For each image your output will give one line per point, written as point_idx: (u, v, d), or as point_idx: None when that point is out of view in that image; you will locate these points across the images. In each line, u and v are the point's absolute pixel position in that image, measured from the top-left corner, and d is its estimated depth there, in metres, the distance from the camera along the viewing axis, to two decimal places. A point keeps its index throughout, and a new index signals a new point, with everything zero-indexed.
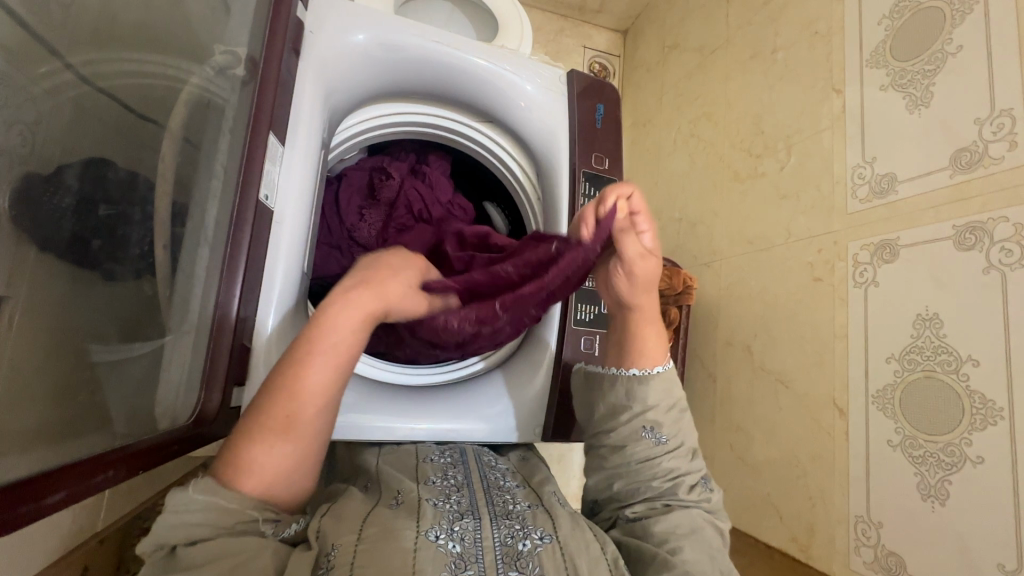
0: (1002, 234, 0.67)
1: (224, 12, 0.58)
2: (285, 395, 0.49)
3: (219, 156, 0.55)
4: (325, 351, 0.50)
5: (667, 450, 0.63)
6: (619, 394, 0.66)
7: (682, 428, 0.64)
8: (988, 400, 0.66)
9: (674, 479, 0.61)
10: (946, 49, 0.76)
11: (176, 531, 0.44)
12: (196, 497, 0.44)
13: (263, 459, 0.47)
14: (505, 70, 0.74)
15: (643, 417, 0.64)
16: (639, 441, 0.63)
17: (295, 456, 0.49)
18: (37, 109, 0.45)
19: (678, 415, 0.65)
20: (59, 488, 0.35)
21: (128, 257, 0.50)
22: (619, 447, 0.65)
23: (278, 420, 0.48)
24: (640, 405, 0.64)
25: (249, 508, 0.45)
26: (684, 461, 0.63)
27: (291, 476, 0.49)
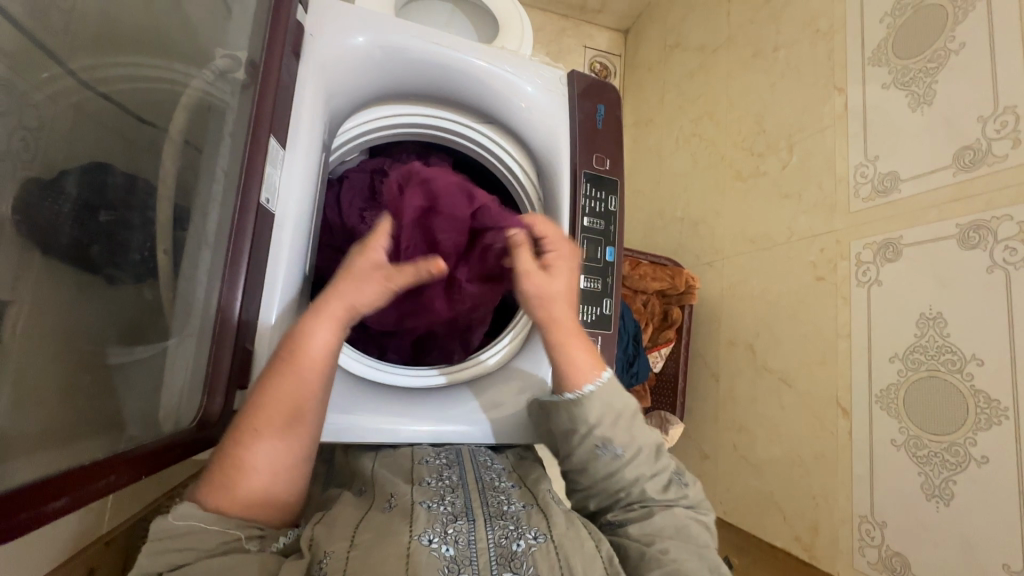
0: (1006, 233, 0.67)
1: (222, 17, 0.58)
2: (276, 393, 0.52)
3: (220, 159, 0.56)
4: (306, 355, 0.54)
5: (631, 458, 0.60)
6: (565, 422, 0.61)
7: (636, 434, 0.60)
8: (993, 400, 0.66)
9: (643, 485, 0.59)
10: (949, 47, 0.76)
11: (159, 557, 0.47)
12: (178, 524, 0.47)
13: (249, 476, 0.50)
14: (505, 71, 0.74)
15: (594, 437, 0.59)
16: (598, 460, 0.60)
17: (281, 471, 0.52)
18: (37, 115, 0.44)
19: (630, 421, 0.61)
20: (59, 496, 0.35)
21: (128, 262, 0.50)
22: (581, 468, 0.61)
23: (270, 419, 0.51)
24: (585, 426, 0.60)
25: (230, 528, 0.48)
26: (648, 465, 0.60)
27: (277, 489, 0.51)
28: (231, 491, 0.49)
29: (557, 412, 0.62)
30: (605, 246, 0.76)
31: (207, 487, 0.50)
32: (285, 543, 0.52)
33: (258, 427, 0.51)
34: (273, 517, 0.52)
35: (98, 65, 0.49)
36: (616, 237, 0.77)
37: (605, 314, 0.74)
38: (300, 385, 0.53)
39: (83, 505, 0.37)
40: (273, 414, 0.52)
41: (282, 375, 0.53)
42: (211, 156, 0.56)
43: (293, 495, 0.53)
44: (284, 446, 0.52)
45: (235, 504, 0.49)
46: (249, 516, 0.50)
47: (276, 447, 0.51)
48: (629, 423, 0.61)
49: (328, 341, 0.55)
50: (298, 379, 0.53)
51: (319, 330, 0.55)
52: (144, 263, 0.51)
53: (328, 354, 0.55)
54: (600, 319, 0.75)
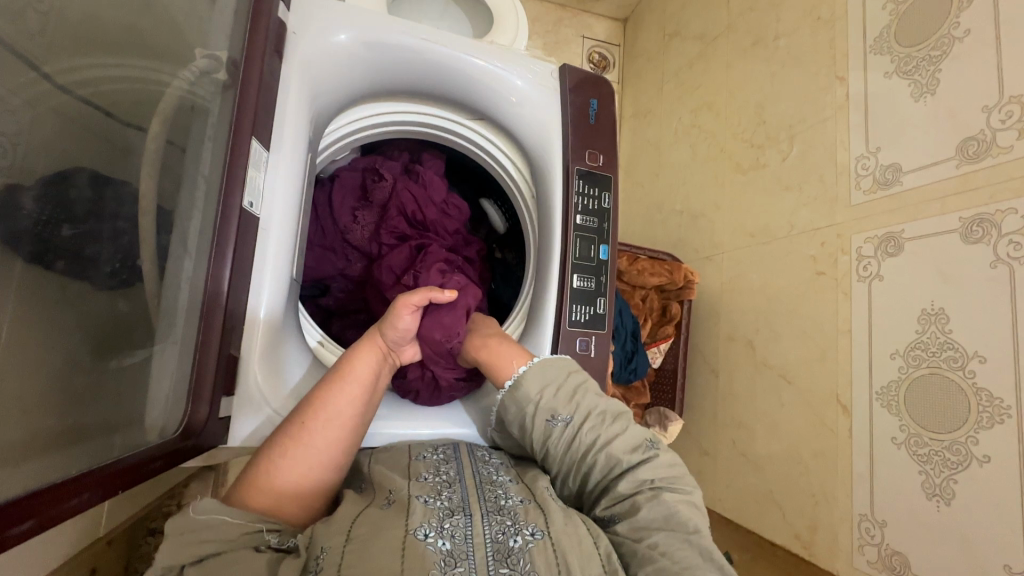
0: (1010, 227, 0.65)
1: (206, 17, 0.57)
2: (320, 407, 0.55)
3: (202, 163, 0.55)
4: (351, 381, 0.58)
5: (581, 422, 0.60)
6: (513, 408, 0.62)
7: (580, 400, 0.61)
8: (996, 397, 0.65)
9: (609, 451, 0.57)
10: (953, 34, 0.73)
11: (178, 551, 0.45)
12: (202, 516, 0.47)
13: (288, 468, 0.52)
14: (495, 66, 0.72)
15: (541, 411, 0.61)
16: (553, 435, 0.60)
17: (321, 474, 0.54)
18: (16, 121, 0.43)
19: (573, 392, 0.61)
20: (27, 517, 0.34)
21: (99, 275, 0.49)
22: (546, 452, 0.61)
23: (310, 423, 0.54)
24: (529, 404, 0.61)
25: (255, 521, 0.49)
26: (604, 427, 0.59)
27: (310, 488, 0.53)
28: (269, 479, 0.52)
29: (507, 405, 0.63)
30: (598, 244, 0.74)
31: (248, 479, 0.52)
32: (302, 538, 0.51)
33: (305, 423, 0.54)
34: (295, 515, 0.53)
35: (73, 64, 0.47)
36: (610, 235, 0.75)
37: (599, 314, 0.73)
38: (346, 394, 0.57)
39: (53, 526, 0.36)
40: (323, 417, 0.55)
41: (329, 391, 0.56)
42: (195, 158, 0.55)
43: (319, 498, 0.55)
44: (328, 448, 0.54)
45: (270, 495, 0.51)
46: (275, 507, 0.52)
47: (316, 446, 0.54)
48: (571, 391, 0.62)
49: (374, 362, 0.60)
50: (344, 401, 0.56)
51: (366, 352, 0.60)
52: (118, 275, 0.50)
53: (371, 379, 0.59)
54: (593, 319, 0.74)
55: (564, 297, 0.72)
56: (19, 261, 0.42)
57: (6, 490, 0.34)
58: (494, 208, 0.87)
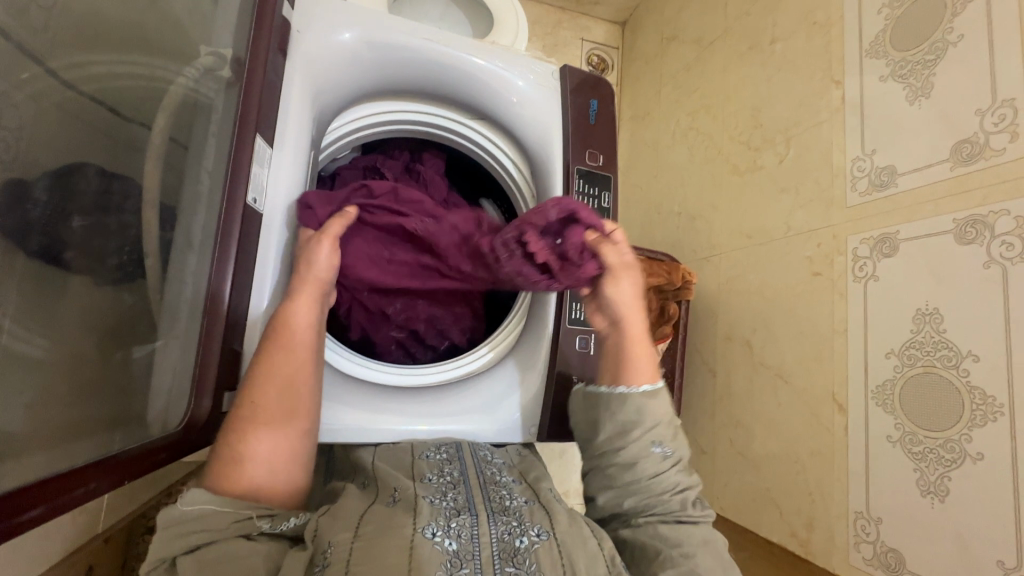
0: (1003, 228, 0.66)
1: (210, 13, 0.57)
2: (271, 380, 0.54)
3: (206, 159, 0.55)
4: (295, 347, 0.56)
5: (675, 465, 0.59)
6: (629, 414, 0.60)
7: (682, 443, 0.61)
8: (989, 396, 0.66)
9: (681, 497, 0.58)
10: (947, 38, 0.75)
11: (171, 544, 0.46)
12: (190, 508, 0.47)
13: (254, 454, 0.51)
14: (496, 66, 0.73)
15: (653, 434, 0.59)
16: (649, 458, 0.59)
17: (290, 446, 0.53)
18: (20, 115, 0.43)
19: (680, 430, 0.61)
20: (36, 504, 0.34)
21: (105, 268, 0.50)
22: (626, 465, 0.59)
23: (267, 398, 0.53)
24: (648, 421, 0.60)
25: (241, 509, 0.48)
26: (686, 475, 0.60)
27: (284, 467, 0.52)
28: (241, 469, 0.50)
29: (617, 410, 0.61)
30: None
31: (217, 473, 0.50)
32: (294, 524, 0.50)
33: (262, 401, 0.53)
34: (280, 499, 0.51)
35: (75, 60, 0.48)
36: None
37: None
38: (289, 361, 0.55)
39: (61, 512, 0.37)
40: (278, 388, 0.54)
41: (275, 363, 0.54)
42: (198, 155, 0.56)
43: (298, 478, 0.53)
44: (288, 418, 0.53)
45: (244, 482, 0.50)
46: (254, 493, 0.50)
47: (275, 424, 0.52)
48: (676, 429, 0.61)
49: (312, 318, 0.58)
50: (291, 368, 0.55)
51: (298, 311, 0.57)
52: (123, 267, 0.51)
53: (309, 337, 0.57)
54: None
55: (564, 295, 0.72)
56: (22, 254, 0.42)
57: (9, 479, 0.34)
58: (492, 206, 0.86)
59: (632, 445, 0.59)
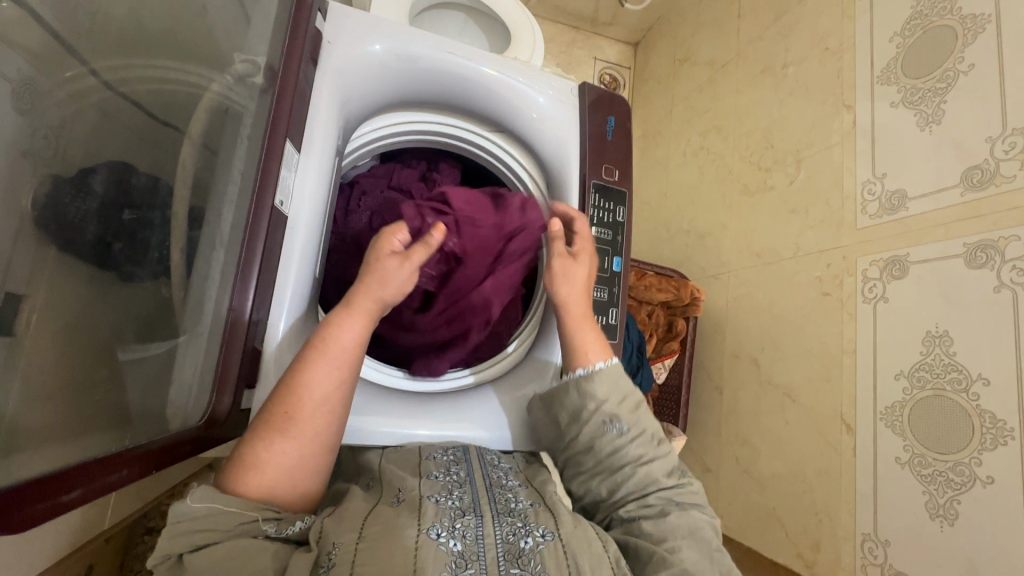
0: (1013, 253, 0.67)
1: (245, 23, 0.59)
2: (298, 392, 0.53)
3: (236, 163, 0.56)
4: (333, 360, 0.55)
5: (635, 437, 0.62)
6: (574, 399, 0.64)
7: (641, 417, 0.64)
8: (999, 420, 0.66)
9: (648, 467, 0.61)
10: (958, 67, 0.77)
11: (178, 540, 0.46)
12: (193, 507, 0.46)
13: (283, 455, 0.51)
14: (518, 81, 0.75)
15: (602, 413, 0.62)
16: (603, 437, 0.62)
17: (310, 460, 0.53)
18: (62, 114, 0.44)
19: (635, 405, 0.64)
20: (72, 487, 0.36)
21: (147, 260, 0.51)
22: (587, 450, 0.63)
23: (296, 413, 0.52)
24: (593, 402, 0.63)
25: (250, 509, 0.48)
26: (651, 447, 0.62)
27: (302, 481, 0.52)
28: (257, 473, 0.50)
29: (567, 392, 0.64)
30: (611, 256, 0.76)
31: (235, 472, 0.50)
32: (301, 527, 0.50)
33: (289, 414, 0.52)
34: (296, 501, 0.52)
35: (122, 64, 0.50)
36: (623, 247, 0.77)
37: (611, 324, 0.74)
38: (336, 372, 0.55)
39: (97, 497, 0.39)
40: (307, 405, 0.53)
41: (307, 376, 0.53)
42: (228, 158, 0.56)
43: (312, 491, 0.53)
44: (316, 434, 0.53)
45: (261, 488, 0.50)
46: (268, 498, 0.50)
47: (300, 442, 0.52)
48: (631, 404, 0.64)
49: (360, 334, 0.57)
50: (324, 385, 0.54)
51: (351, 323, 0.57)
52: (163, 262, 0.51)
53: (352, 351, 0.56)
54: (606, 329, 0.75)
55: None
56: (53, 251, 0.43)
57: (33, 467, 0.35)
58: None
59: (586, 428, 0.63)
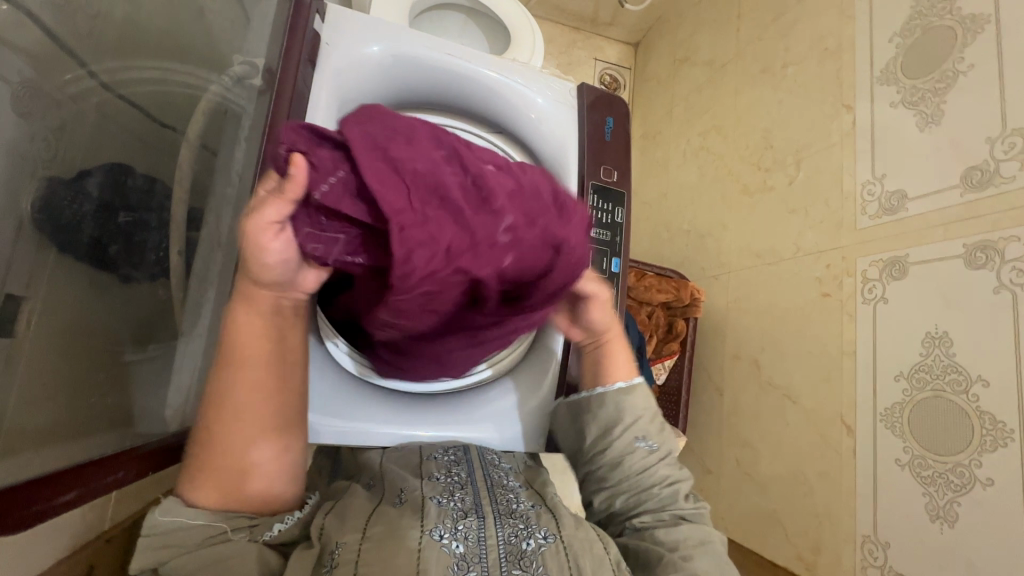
0: (1013, 254, 0.67)
1: (241, 27, 0.62)
2: (226, 401, 0.48)
3: (235, 164, 0.59)
4: (253, 356, 0.48)
5: (663, 458, 0.62)
6: (609, 414, 0.63)
7: (667, 438, 0.64)
8: (999, 421, 0.66)
9: (672, 485, 0.60)
10: (957, 68, 0.76)
11: (151, 555, 0.45)
12: (162, 520, 0.45)
13: (229, 467, 0.47)
14: (516, 82, 0.75)
15: (634, 429, 0.62)
16: (632, 454, 0.61)
17: (261, 461, 0.49)
18: (61, 114, 0.44)
19: (662, 426, 0.64)
20: (66, 489, 0.36)
21: (144, 262, 0.52)
22: (614, 464, 0.62)
23: (225, 422, 0.47)
24: (629, 418, 0.62)
25: (215, 520, 0.46)
26: (675, 469, 0.62)
27: (255, 481, 0.49)
28: (210, 490, 0.47)
29: (595, 412, 0.63)
30: (610, 257, 0.76)
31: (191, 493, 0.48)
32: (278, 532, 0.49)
33: (220, 425, 0.47)
34: (267, 506, 0.50)
35: (122, 67, 0.50)
36: (622, 248, 0.77)
37: None
38: (257, 368, 0.48)
39: (88, 501, 0.39)
40: (233, 413, 0.48)
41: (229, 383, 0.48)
42: (227, 159, 0.59)
43: (279, 482, 0.50)
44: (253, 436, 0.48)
45: (225, 502, 0.48)
46: (235, 506, 0.48)
47: (237, 443, 0.47)
48: (660, 424, 0.64)
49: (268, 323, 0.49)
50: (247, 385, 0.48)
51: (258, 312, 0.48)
52: (160, 263, 0.53)
53: (258, 336, 0.48)
54: None
55: None
56: (53, 253, 0.43)
57: (30, 469, 0.35)
58: None
59: (615, 443, 0.62)
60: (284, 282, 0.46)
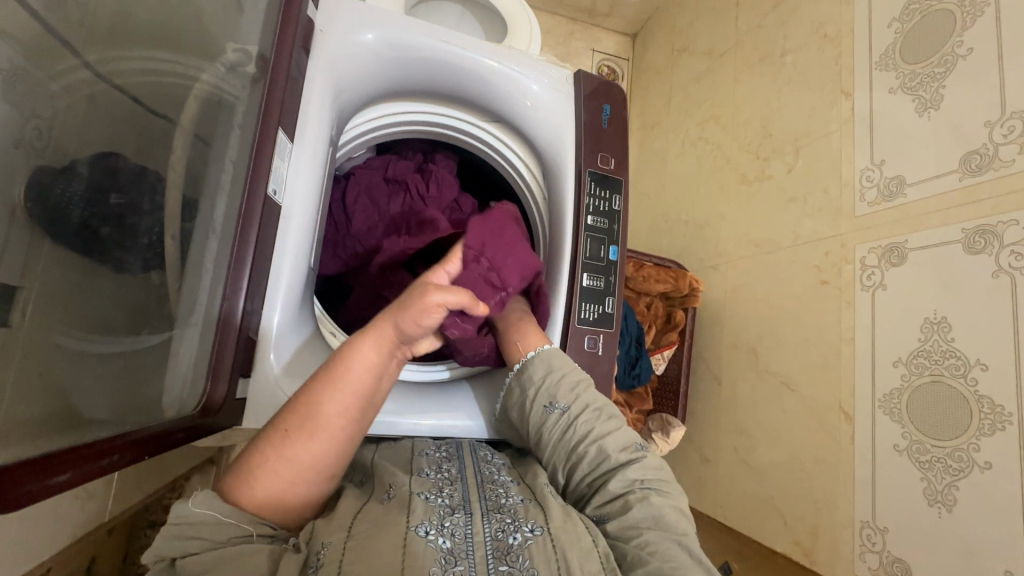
0: (1012, 238, 0.66)
1: (237, 12, 0.59)
2: (304, 413, 0.51)
3: (229, 151, 0.57)
4: (343, 387, 0.52)
5: (577, 413, 0.63)
6: (517, 390, 0.67)
7: (580, 394, 0.64)
8: (997, 405, 0.66)
9: (598, 443, 0.60)
10: (956, 52, 0.76)
11: (171, 544, 0.46)
12: (197, 511, 0.46)
13: (276, 476, 0.50)
14: (513, 70, 0.74)
15: (540, 396, 0.64)
16: (548, 421, 0.63)
17: (308, 483, 0.52)
18: (54, 106, 0.44)
19: (576, 385, 0.65)
20: (63, 469, 0.36)
21: (135, 246, 0.51)
22: (540, 439, 0.64)
23: (299, 431, 0.51)
24: (533, 388, 0.65)
25: (244, 522, 0.48)
26: (599, 422, 0.62)
27: (300, 495, 0.51)
28: (252, 486, 0.50)
29: (512, 391, 0.68)
30: (608, 245, 0.76)
31: (232, 482, 0.50)
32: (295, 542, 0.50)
33: (291, 435, 0.51)
34: (286, 518, 0.52)
35: (113, 54, 0.49)
36: (619, 236, 0.77)
37: (608, 313, 0.74)
38: (342, 401, 0.52)
39: (88, 480, 0.39)
40: (312, 430, 0.51)
41: (317, 403, 0.51)
42: (221, 149, 0.57)
43: (308, 504, 0.53)
44: (315, 458, 0.51)
45: (253, 501, 0.50)
46: (260, 511, 0.50)
47: (310, 459, 0.51)
48: (573, 385, 0.65)
49: (371, 365, 0.54)
50: (333, 413, 0.52)
51: (364, 351, 0.54)
52: (153, 248, 0.52)
53: (364, 381, 0.53)
54: (603, 318, 0.74)
55: (575, 295, 0.73)
56: (47, 243, 0.43)
57: (22, 449, 0.35)
58: (502, 209, 0.90)
59: (531, 416, 0.65)
60: (411, 337, 0.56)
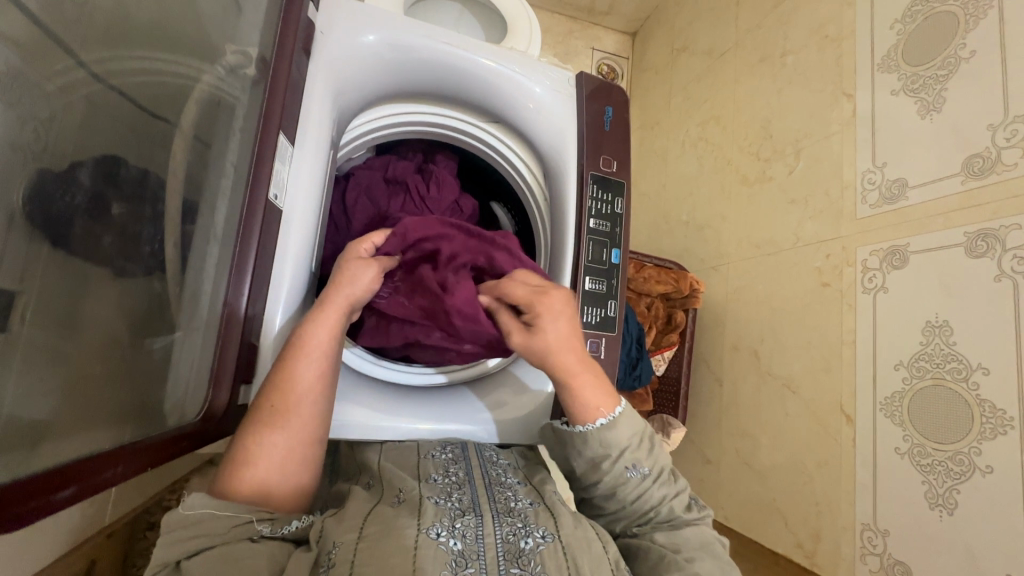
0: (1014, 242, 0.66)
1: (236, 13, 0.58)
2: (277, 390, 0.53)
3: (230, 153, 0.56)
4: (310, 357, 0.54)
5: (657, 477, 0.60)
6: (595, 449, 0.59)
7: (658, 454, 0.61)
8: (999, 409, 0.66)
9: (671, 505, 0.59)
10: (959, 54, 0.76)
11: (174, 548, 0.45)
12: (187, 514, 0.47)
13: (262, 460, 0.51)
14: (514, 71, 0.74)
15: (623, 460, 0.59)
16: (626, 483, 0.59)
17: (295, 460, 0.53)
18: (50, 107, 0.43)
19: (651, 443, 0.61)
20: (68, 484, 0.36)
21: (140, 254, 0.50)
22: (609, 494, 0.60)
23: (274, 406, 0.52)
24: (615, 451, 0.59)
25: (240, 512, 0.48)
26: (672, 484, 0.60)
27: (292, 474, 0.52)
28: (243, 477, 0.50)
29: (585, 446, 0.60)
30: (610, 247, 0.75)
31: (225, 481, 0.50)
32: (296, 526, 0.50)
33: (269, 413, 0.52)
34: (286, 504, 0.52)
35: (113, 55, 0.49)
36: (621, 239, 0.77)
37: (609, 316, 0.74)
38: (311, 369, 0.54)
39: (92, 494, 0.39)
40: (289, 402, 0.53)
41: (287, 375, 0.53)
42: (221, 152, 0.56)
43: (303, 487, 0.53)
44: (297, 430, 0.53)
45: (247, 491, 0.50)
46: (259, 501, 0.51)
47: (290, 434, 0.52)
48: (649, 442, 0.61)
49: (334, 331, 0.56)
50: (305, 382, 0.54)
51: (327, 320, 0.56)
52: (155, 256, 0.51)
53: (334, 346, 0.56)
54: (604, 321, 0.74)
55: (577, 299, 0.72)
56: (46, 247, 0.42)
57: (28, 463, 0.35)
58: (502, 210, 0.90)
59: (605, 476, 0.60)
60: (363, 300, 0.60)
